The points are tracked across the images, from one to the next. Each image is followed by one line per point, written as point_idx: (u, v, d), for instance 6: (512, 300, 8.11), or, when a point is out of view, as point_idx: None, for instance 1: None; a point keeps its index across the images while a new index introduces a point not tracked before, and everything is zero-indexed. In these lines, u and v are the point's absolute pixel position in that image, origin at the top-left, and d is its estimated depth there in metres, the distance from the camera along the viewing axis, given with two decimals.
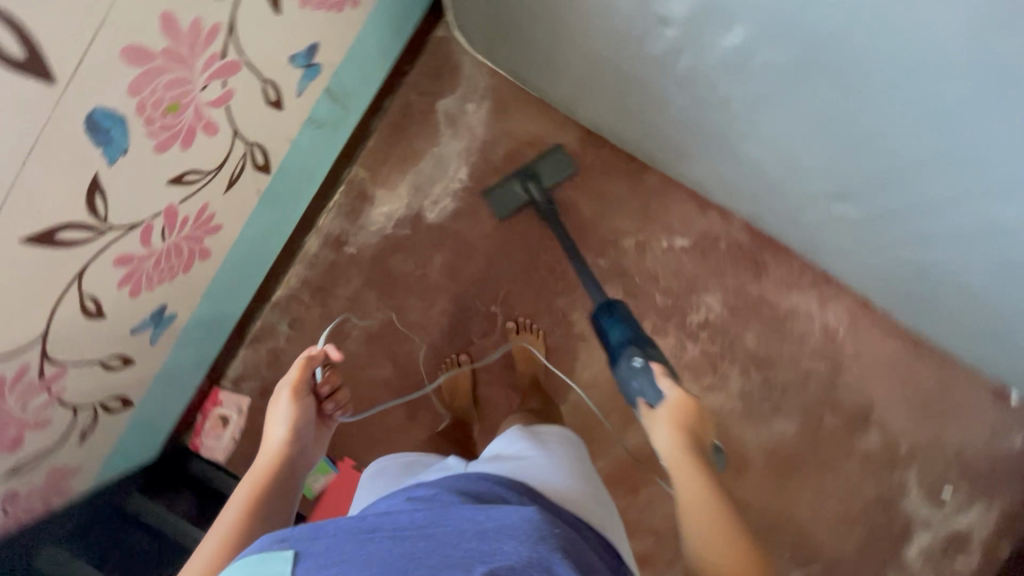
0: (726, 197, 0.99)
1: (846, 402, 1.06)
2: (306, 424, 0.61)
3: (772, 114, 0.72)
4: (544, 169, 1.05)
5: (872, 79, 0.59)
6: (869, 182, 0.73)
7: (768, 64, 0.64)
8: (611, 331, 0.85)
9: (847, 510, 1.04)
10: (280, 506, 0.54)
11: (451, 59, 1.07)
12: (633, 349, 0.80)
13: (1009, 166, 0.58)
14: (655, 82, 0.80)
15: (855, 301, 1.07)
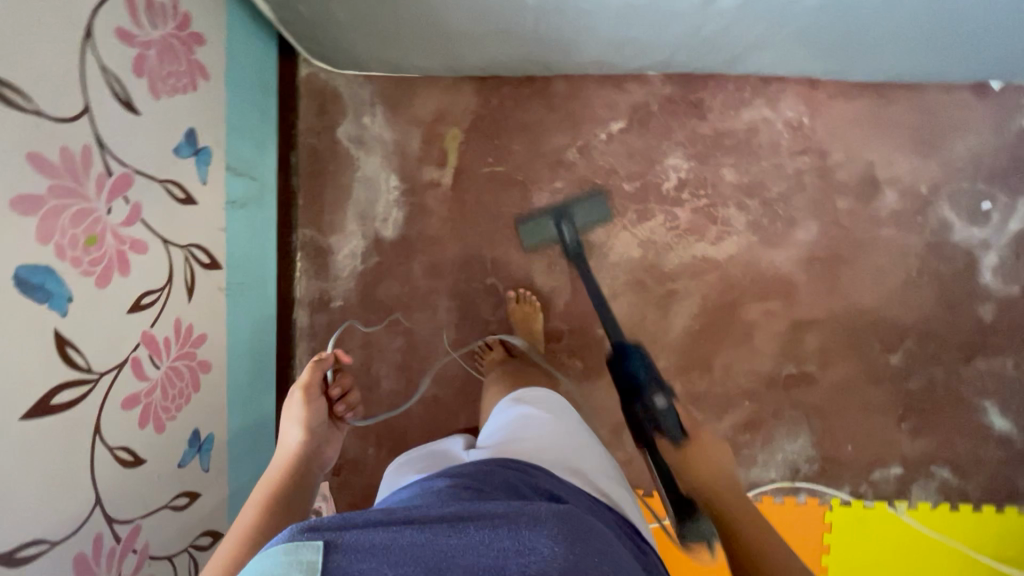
0: (630, 59, 0.96)
1: (848, 179, 1.05)
2: (317, 424, 0.73)
3: None
4: (580, 212, 1.05)
5: None
6: None
7: None
8: (635, 367, 1.03)
9: (904, 272, 1.05)
10: (295, 496, 0.64)
11: (325, 88, 1.06)
12: (656, 389, 1.01)
13: None
14: None
15: (804, 83, 1.04)
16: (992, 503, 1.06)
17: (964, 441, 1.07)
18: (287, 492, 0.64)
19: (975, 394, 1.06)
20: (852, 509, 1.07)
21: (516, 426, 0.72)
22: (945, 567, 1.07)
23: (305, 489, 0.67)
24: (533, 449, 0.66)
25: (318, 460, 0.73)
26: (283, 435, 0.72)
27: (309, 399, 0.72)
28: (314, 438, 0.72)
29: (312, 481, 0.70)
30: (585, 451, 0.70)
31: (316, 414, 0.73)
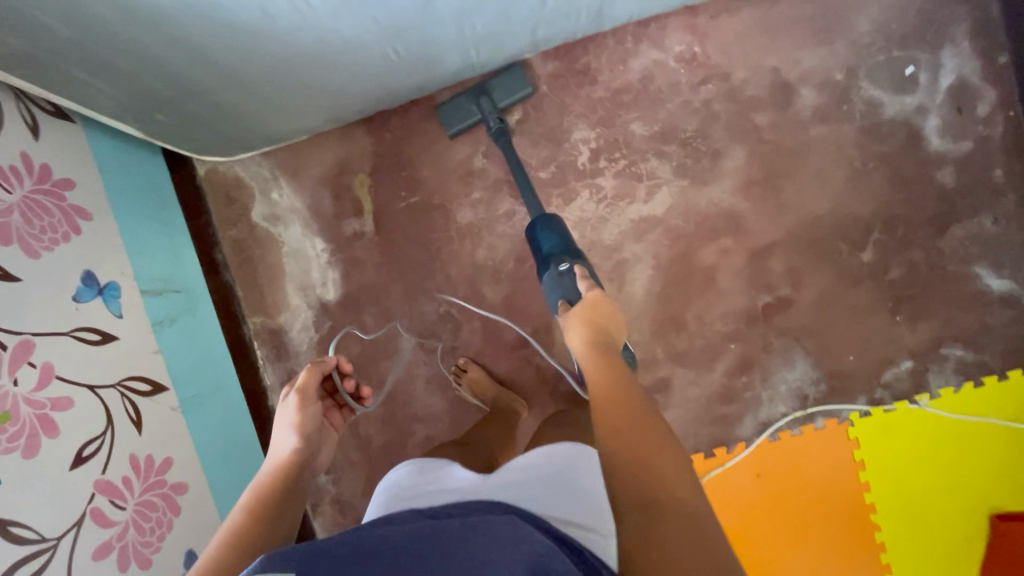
0: (495, 54, 0.93)
1: (759, 92, 1.00)
2: (313, 429, 0.69)
3: None
4: (497, 87, 1.00)
5: None
6: None
7: None
8: (543, 241, 0.91)
9: (847, 165, 1.00)
10: (280, 508, 0.62)
11: (226, 178, 1.07)
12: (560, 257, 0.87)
13: None
14: (331, 38, 0.76)
15: (683, 13, 1.00)
16: (1017, 367, 1.01)
17: (968, 313, 1.01)
18: (277, 502, 0.62)
19: (963, 262, 1.00)
20: (875, 418, 1.03)
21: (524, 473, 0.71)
22: (988, 446, 1.02)
23: (296, 500, 0.64)
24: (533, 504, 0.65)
25: (312, 466, 0.69)
26: (274, 443, 0.68)
27: (305, 404, 0.69)
28: (306, 446, 0.68)
29: (303, 489, 0.67)
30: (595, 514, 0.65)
31: (311, 419, 0.69)
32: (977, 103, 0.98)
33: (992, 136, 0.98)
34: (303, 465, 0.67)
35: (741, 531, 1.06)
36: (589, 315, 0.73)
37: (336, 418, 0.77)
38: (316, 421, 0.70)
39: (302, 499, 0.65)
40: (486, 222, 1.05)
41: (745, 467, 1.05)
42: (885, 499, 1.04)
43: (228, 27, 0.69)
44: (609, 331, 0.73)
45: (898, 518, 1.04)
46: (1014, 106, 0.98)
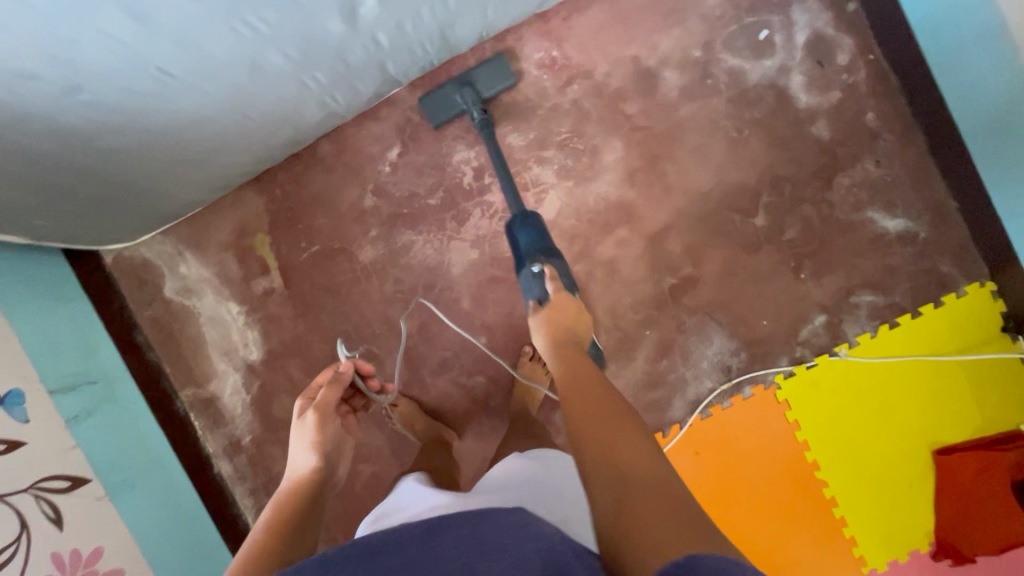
0: (355, 98, 0.95)
1: (623, 83, 1.02)
2: (330, 447, 0.75)
3: (222, 45, 0.68)
4: (482, 78, 1.00)
5: None
6: None
7: (201, 37, 0.65)
8: (521, 236, 0.90)
9: (723, 137, 1.02)
10: (303, 519, 0.66)
11: (134, 261, 1.09)
12: (538, 252, 0.88)
13: None
14: (174, 121, 0.79)
15: (537, 21, 1.02)
16: (928, 302, 1.01)
17: (870, 259, 1.02)
18: (300, 511, 0.67)
19: (854, 209, 1.01)
20: (800, 377, 1.03)
21: (512, 471, 0.75)
22: (916, 384, 1.02)
23: (314, 511, 0.68)
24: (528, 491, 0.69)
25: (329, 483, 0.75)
26: (292, 462, 0.74)
27: (323, 423, 0.76)
28: (325, 458, 0.74)
29: (322, 501, 0.71)
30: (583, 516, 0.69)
31: (329, 436, 0.76)
32: (836, 53, 1.00)
33: (857, 82, 1.00)
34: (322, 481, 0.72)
35: (706, 503, 1.06)
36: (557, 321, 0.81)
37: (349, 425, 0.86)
38: (333, 438, 0.77)
39: (320, 511, 0.69)
40: (388, 258, 1.07)
41: (684, 445, 1.06)
42: (827, 455, 1.04)
43: (62, 121, 0.71)
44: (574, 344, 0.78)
45: (844, 470, 1.04)
46: (872, 49, 1.00)
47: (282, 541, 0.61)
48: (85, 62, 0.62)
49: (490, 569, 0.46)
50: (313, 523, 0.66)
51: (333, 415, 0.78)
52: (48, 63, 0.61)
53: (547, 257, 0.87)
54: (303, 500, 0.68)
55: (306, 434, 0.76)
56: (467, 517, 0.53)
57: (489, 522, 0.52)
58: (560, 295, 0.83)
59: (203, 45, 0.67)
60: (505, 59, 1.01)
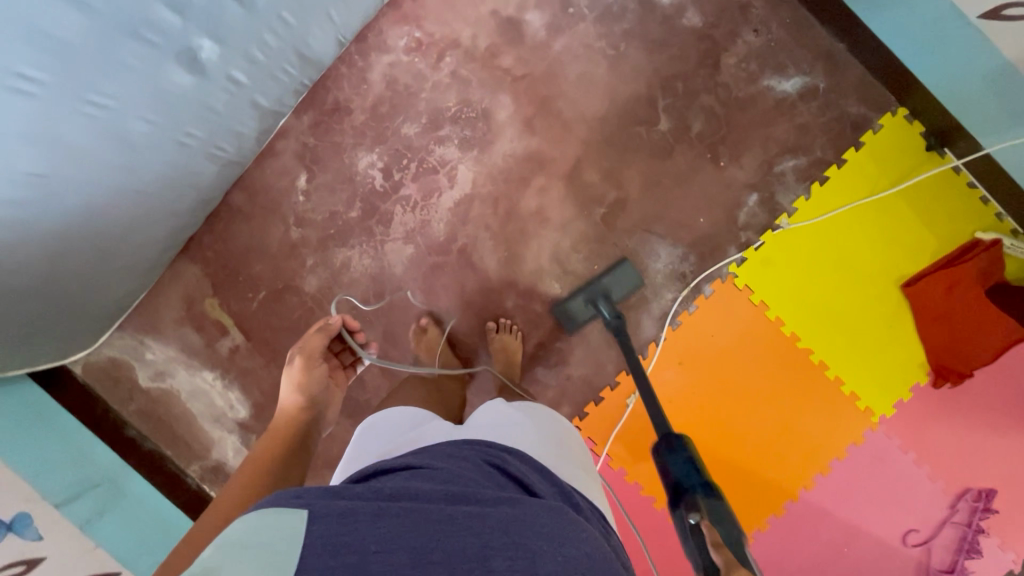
0: (242, 141, 0.97)
1: (491, 40, 1.02)
2: (315, 387, 0.89)
3: (79, 131, 0.70)
4: (612, 284, 1.04)
5: (70, 63, 0.62)
6: (188, 35, 0.71)
7: (56, 130, 0.67)
8: (674, 460, 0.67)
9: (602, 58, 1.02)
10: (295, 444, 0.79)
11: (102, 363, 1.12)
12: (702, 498, 0.61)
13: None
14: (72, 226, 0.81)
15: (390, 10, 1.03)
16: (849, 147, 1.02)
17: (781, 125, 1.02)
18: (292, 436, 0.81)
19: (750, 83, 1.01)
20: (753, 260, 1.04)
21: (497, 413, 0.72)
22: (865, 228, 1.02)
23: (306, 439, 0.82)
24: (520, 440, 0.67)
25: (319, 420, 0.88)
26: (285, 398, 0.88)
27: (309, 366, 0.89)
28: (309, 397, 0.88)
29: (311, 433, 0.84)
30: (564, 452, 0.69)
31: (314, 377, 0.89)
32: None
33: None
34: (313, 418, 0.86)
35: (706, 408, 1.08)
36: None
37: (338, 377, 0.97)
38: (320, 381, 0.90)
39: (310, 441, 0.82)
40: (332, 281, 1.09)
41: (666, 360, 1.08)
42: (804, 325, 1.05)
43: None
44: None
45: (825, 334, 1.05)
46: None
47: (275, 460, 0.74)
48: None
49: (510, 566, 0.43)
50: (305, 446, 0.80)
51: (316, 364, 0.90)
52: None
53: (710, 503, 0.60)
54: (296, 430, 0.82)
55: (293, 379, 0.89)
56: (495, 498, 0.50)
57: (518, 513, 0.48)
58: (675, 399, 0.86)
59: (61, 137, 0.68)
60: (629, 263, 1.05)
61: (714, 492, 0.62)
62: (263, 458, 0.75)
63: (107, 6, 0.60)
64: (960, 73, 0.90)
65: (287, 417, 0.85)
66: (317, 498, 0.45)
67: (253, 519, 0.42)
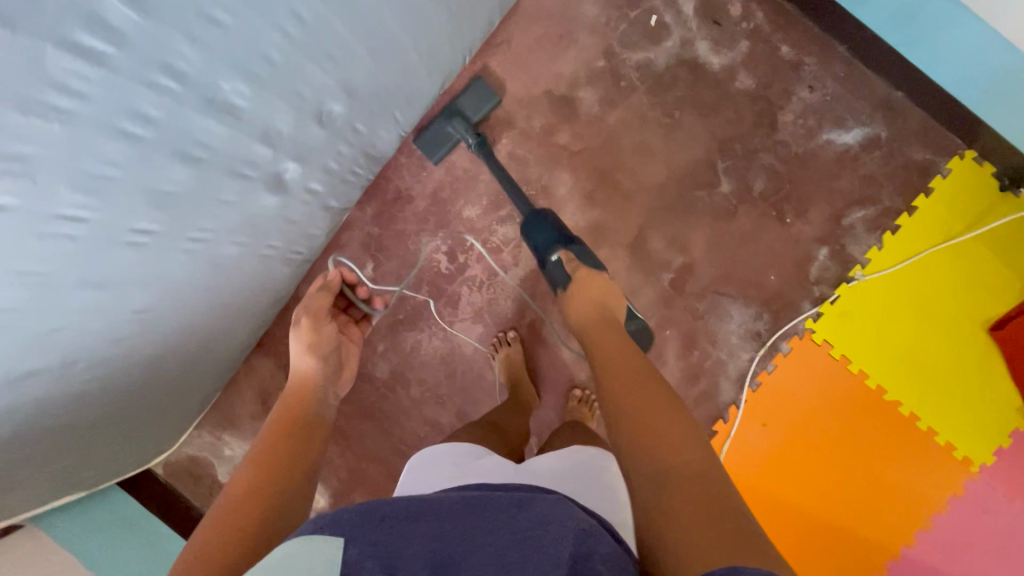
0: (314, 241, 0.99)
1: (545, 119, 1.04)
2: (328, 348, 0.86)
3: (181, 266, 0.72)
4: (468, 103, 1.01)
5: (179, 208, 0.64)
6: (277, 162, 0.73)
7: (164, 268, 0.69)
8: (537, 230, 0.93)
9: (657, 127, 1.03)
10: (310, 415, 0.76)
11: (182, 462, 1.13)
12: (557, 244, 0.90)
13: (255, 79, 0.60)
14: (164, 347, 0.83)
15: (445, 99, 1.05)
16: (918, 194, 1.00)
17: (845, 177, 1.01)
18: (312, 402, 0.78)
19: (809, 138, 1.01)
20: (829, 314, 1.02)
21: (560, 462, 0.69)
22: (943, 274, 1.00)
23: (319, 406, 0.79)
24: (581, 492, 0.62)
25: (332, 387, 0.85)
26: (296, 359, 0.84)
27: (318, 323, 0.85)
28: (324, 359, 0.85)
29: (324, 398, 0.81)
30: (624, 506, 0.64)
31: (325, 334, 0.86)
32: (727, 8, 1.01)
33: (758, 25, 1.00)
34: (325, 381, 0.83)
35: (795, 467, 1.05)
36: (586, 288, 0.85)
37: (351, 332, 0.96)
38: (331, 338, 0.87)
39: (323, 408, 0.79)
40: (403, 364, 1.09)
41: (749, 421, 1.05)
42: (890, 377, 1.02)
43: (70, 396, 0.73)
44: (604, 304, 0.83)
45: (913, 383, 1.02)
46: None
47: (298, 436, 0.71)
48: (80, 345, 0.67)
49: (526, 562, 0.44)
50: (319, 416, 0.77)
51: (325, 323, 0.87)
52: (54, 361, 0.65)
53: (567, 246, 0.90)
54: (312, 398, 0.79)
55: (303, 340, 0.84)
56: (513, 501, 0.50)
57: (531, 511, 0.49)
58: (585, 275, 0.86)
59: (166, 273, 0.71)
60: (483, 80, 1.03)
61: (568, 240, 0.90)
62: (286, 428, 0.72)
63: (212, 154, 0.62)
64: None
65: (300, 380, 0.81)
66: (351, 523, 0.45)
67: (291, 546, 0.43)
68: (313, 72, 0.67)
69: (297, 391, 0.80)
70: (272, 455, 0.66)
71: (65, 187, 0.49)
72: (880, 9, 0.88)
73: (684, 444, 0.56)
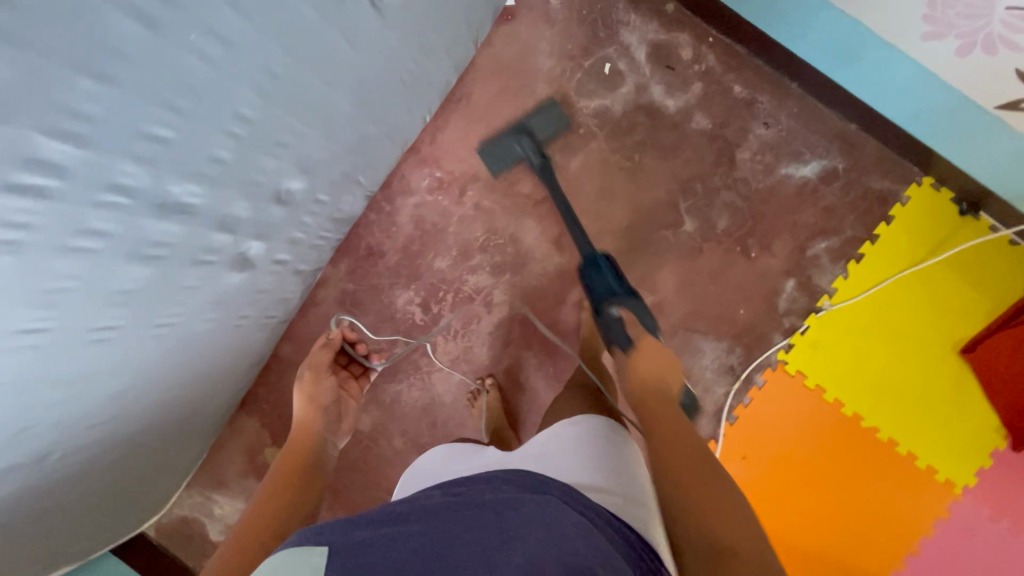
0: (288, 304, 1.01)
1: (508, 170, 1.06)
2: (328, 400, 0.90)
3: (152, 349, 0.75)
4: (538, 124, 0.99)
5: (145, 300, 0.66)
6: (238, 244, 0.76)
7: (135, 354, 0.72)
8: (597, 279, 0.90)
9: (619, 171, 1.05)
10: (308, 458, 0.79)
11: (173, 524, 1.15)
12: (619, 299, 0.87)
13: (205, 178, 0.62)
14: (144, 423, 0.85)
15: (409, 155, 1.08)
16: (879, 223, 1.01)
17: (806, 210, 1.02)
18: (311, 450, 0.81)
19: (769, 173, 1.03)
20: (800, 344, 1.03)
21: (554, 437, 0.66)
22: (910, 299, 1.01)
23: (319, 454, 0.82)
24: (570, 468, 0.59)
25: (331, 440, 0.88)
26: (297, 411, 0.88)
27: (319, 378, 0.91)
28: (320, 412, 0.88)
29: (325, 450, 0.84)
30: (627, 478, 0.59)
31: (326, 390, 0.91)
32: (678, 52, 1.03)
33: (710, 67, 1.03)
34: (325, 430, 0.87)
35: (780, 498, 1.05)
36: (649, 357, 0.82)
37: (352, 388, 0.99)
38: (330, 392, 0.91)
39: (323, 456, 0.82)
40: (384, 416, 1.11)
41: (728, 455, 1.05)
42: (865, 404, 1.02)
43: (51, 485, 0.75)
44: (664, 376, 0.80)
45: (889, 408, 1.02)
46: (708, 32, 1.02)
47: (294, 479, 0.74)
48: (54, 436, 0.69)
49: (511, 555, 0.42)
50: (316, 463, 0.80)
51: (326, 376, 0.92)
52: (28, 456, 0.67)
53: (629, 301, 0.87)
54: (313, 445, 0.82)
55: (304, 392, 0.90)
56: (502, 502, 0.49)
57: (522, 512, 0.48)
58: (648, 344, 0.84)
59: (138, 358, 0.73)
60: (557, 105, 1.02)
61: (629, 296, 0.88)
62: (283, 472, 0.76)
63: (171, 250, 0.65)
64: (983, 158, 0.88)
65: (302, 433, 0.84)
66: (334, 534, 0.46)
67: (276, 560, 0.44)
68: (267, 160, 0.70)
69: (299, 440, 0.83)
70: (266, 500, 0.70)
71: (22, 307, 0.52)
72: (823, 53, 0.90)
73: (732, 514, 0.55)
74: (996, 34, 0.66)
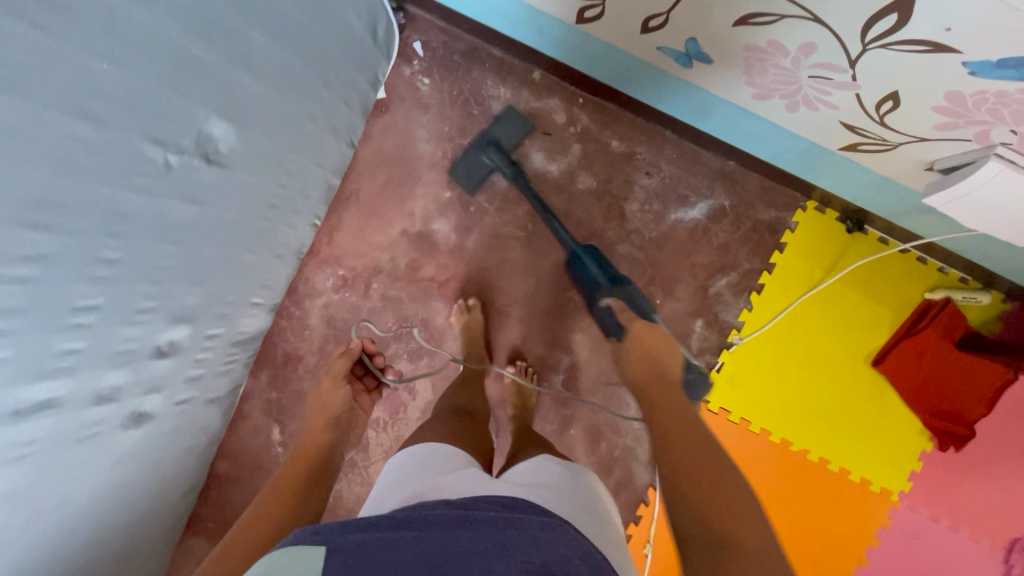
0: (209, 429, 1.01)
1: (408, 258, 1.07)
2: (343, 407, 0.87)
3: (67, 529, 0.74)
4: (504, 133, 1.04)
5: (38, 494, 0.66)
6: (126, 406, 0.76)
7: (50, 541, 0.72)
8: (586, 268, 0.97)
9: (516, 241, 1.06)
10: (318, 476, 0.74)
11: None
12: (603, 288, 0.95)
13: (64, 373, 0.63)
14: None
15: (310, 259, 1.09)
16: (774, 251, 1.03)
17: (701, 250, 1.04)
18: (319, 459, 0.77)
19: (660, 220, 1.04)
20: (719, 381, 1.05)
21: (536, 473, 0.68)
22: (816, 319, 1.02)
23: (329, 465, 0.78)
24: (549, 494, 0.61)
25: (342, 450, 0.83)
26: (319, 417, 0.85)
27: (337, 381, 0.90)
28: (337, 417, 0.86)
29: (335, 462, 0.80)
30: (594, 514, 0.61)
31: (341, 396, 0.88)
32: (552, 116, 1.04)
33: (585, 126, 1.04)
34: (336, 437, 0.83)
35: None
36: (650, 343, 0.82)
37: (367, 398, 0.95)
38: (343, 401, 0.88)
39: (331, 471, 0.78)
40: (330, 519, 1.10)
41: None
42: (790, 428, 1.04)
43: None
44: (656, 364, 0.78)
45: (815, 429, 1.04)
46: (578, 93, 1.04)
47: (297, 485, 0.71)
48: None
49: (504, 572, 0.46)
50: (323, 479, 0.74)
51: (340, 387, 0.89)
52: None
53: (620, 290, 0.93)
54: (322, 457, 0.78)
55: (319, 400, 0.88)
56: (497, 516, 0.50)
57: (518, 531, 0.49)
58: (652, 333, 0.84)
59: (56, 543, 0.73)
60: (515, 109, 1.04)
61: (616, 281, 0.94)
62: (295, 476, 0.72)
63: (50, 442, 0.65)
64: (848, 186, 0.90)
65: (314, 436, 0.81)
66: (333, 534, 0.48)
67: (278, 556, 0.48)
68: (132, 330, 0.71)
69: (311, 449, 0.79)
70: (265, 503, 0.67)
71: None
72: (682, 109, 0.92)
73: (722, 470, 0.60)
74: (811, 95, 0.68)
